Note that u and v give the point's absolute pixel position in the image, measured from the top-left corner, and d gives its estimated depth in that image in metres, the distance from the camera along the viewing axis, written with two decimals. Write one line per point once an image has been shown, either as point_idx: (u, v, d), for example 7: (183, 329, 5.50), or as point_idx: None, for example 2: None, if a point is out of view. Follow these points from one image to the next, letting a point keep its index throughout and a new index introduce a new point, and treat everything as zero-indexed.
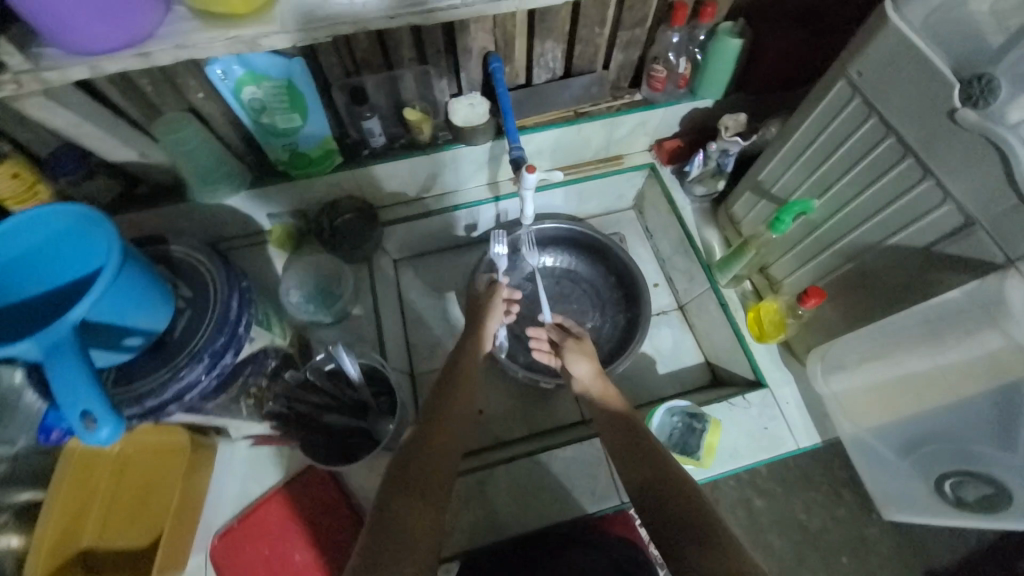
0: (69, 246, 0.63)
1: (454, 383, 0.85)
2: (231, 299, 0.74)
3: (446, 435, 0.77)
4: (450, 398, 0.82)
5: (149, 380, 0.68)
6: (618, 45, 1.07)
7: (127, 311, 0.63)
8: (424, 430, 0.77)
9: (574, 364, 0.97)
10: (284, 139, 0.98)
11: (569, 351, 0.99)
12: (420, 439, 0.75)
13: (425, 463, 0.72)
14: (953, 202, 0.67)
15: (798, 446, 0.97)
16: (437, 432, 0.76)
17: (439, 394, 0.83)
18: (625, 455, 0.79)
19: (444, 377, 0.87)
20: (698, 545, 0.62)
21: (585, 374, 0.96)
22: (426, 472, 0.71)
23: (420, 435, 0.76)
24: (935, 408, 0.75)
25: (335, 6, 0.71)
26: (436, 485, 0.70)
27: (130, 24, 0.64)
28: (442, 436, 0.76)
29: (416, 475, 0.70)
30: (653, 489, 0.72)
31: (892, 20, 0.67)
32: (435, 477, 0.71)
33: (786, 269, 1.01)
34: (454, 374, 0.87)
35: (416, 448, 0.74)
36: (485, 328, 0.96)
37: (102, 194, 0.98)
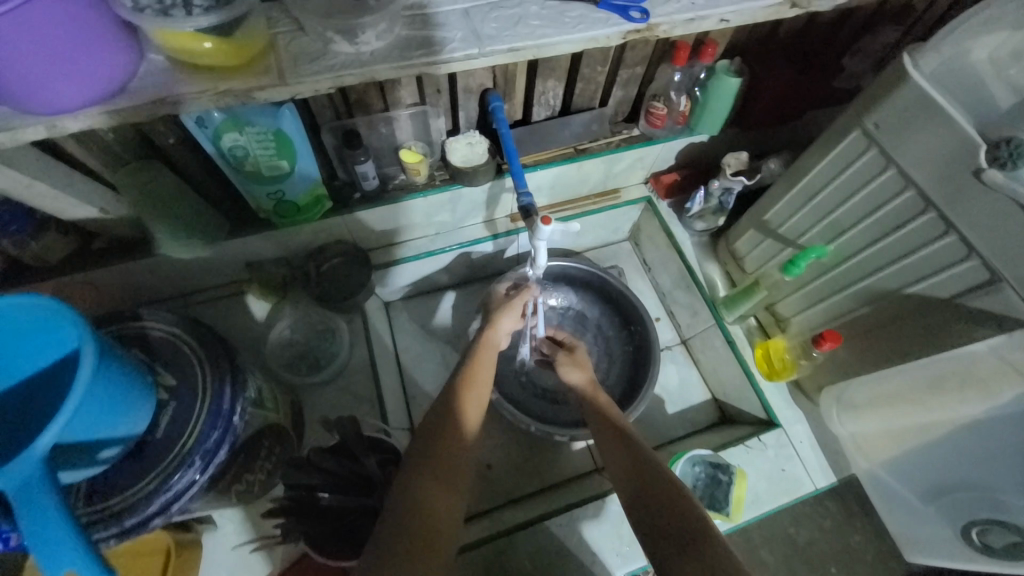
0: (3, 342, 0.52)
1: (466, 379, 0.78)
2: (223, 385, 0.66)
3: (456, 440, 0.70)
4: (460, 399, 0.75)
5: (129, 492, 0.60)
6: (618, 83, 1.03)
7: (104, 422, 0.55)
8: (425, 438, 0.70)
9: (564, 372, 0.90)
10: (268, 189, 0.89)
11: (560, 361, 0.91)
12: (420, 449, 0.69)
13: (440, 468, 0.67)
14: (977, 258, 0.68)
15: (816, 487, 0.97)
16: (445, 435, 0.70)
17: (442, 399, 0.76)
18: (617, 459, 0.74)
19: (458, 372, 0.80)
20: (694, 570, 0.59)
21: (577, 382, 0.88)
22: (426, 489, 0.65)
23: (423, 445, 0.69)
24: (943, 430, 0.79)
25: (337, 54, 0.65)
26: (441, 500, 0.65)
27: (99, 83, 0.56)
28: (451, 442, 0.70)
29: (415, 493, 0.64)
30: (649, 508, 0.67)
31: (913, 77, 0.68)
32: (440, 491, 0.65)
33: (796, 306, 1.01)
34: (467, 366, 0.80)
35: (413, 465, 0.67)
36: (499, 324, 0.90)
37: (54, 253, 0.86)
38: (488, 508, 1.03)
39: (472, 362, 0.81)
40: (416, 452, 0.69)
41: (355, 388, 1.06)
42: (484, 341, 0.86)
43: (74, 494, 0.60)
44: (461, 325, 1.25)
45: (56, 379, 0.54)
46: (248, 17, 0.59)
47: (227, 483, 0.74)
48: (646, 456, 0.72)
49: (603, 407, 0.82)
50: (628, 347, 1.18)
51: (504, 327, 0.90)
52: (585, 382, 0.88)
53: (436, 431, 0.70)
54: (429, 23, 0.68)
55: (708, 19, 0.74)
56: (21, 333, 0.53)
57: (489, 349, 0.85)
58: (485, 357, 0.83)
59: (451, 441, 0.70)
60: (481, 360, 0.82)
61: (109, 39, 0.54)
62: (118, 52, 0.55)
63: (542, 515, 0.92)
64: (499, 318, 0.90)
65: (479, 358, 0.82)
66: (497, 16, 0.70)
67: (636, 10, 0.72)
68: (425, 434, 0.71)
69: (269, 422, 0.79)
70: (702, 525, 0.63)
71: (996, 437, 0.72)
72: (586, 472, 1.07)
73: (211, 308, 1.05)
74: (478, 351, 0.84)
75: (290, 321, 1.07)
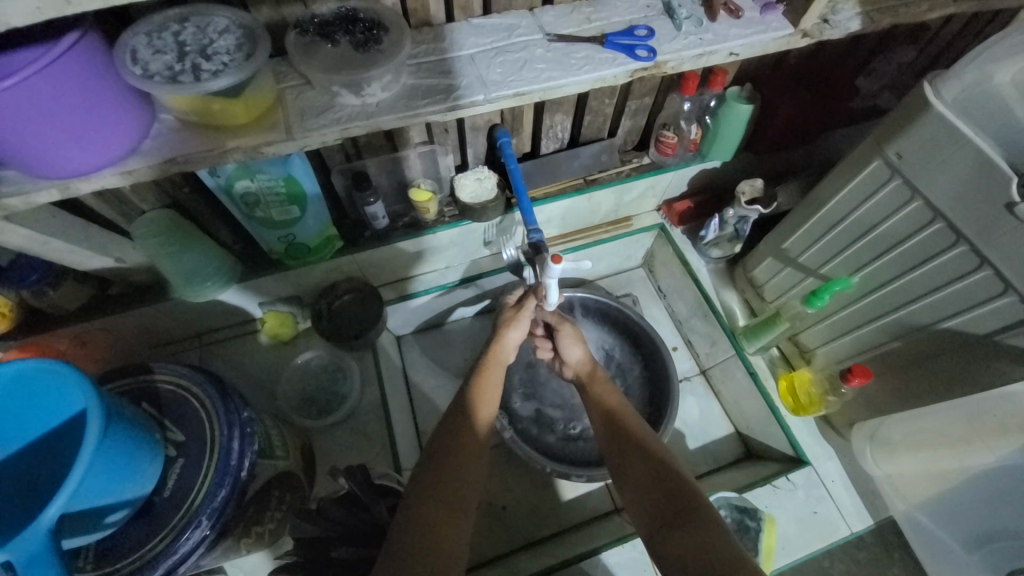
0: (12, 411, 0.53)
1: (475, 395, 0.80)
2: (232, 438, 0.65)
3: (463, 456, 0.71)
4: (470, 418, 0.76)
5: (136, 555, 0.59)
6: (627, 113, 1.00)
7: (111, 486, 0.54)
8: (437, 451, 0.71)
9: (566, 347, 0.93)
10: (280, 234, 0.89)
11: (563, 334, 0.94)
12: (435, 451, 0.71)
13: (447, 486, 0.67)
14: (1015, 293, 0.65)
15: (851, 530, 0.92)
16: (452, 456, 0.71)
17: (446, 422, 0.76)
18: (610, 435, 0.77)
19: (466, 389, 0.81)
20: (685, 542, 0.60)
21: (578, 360, 0.92)
22: (438, 515, 0.64)
23: (434, 454, 0.71)
24: (982, 466, 0.75)
25: (343, 106, 0.66)
26: (448, 526, 0.64)
27: (109, 143, 0.57)
28: (463, 462, 0.70)
29: (421, 514, 0.64)
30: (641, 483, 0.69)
31: (935, 106, 0.65)
32: (445, 513, 0.65)
33: (820, 338, 0.98)
34: (474, 384, 0.82)
35: (423, 490, 0.67)
36: (505, 337, 0.89)
37: (72, 301, 0.87)
38: (504, 553, 0.99)
39: (480, 379, 0.83)
40: (429, 462, 0.70)
41: (366, 428, 1.04)
42: (491, 356, 0.87)
43: (83, 557, 0.60)
44: (474, 360, 1.22)
45: (60, 443, 0.54)
46: (257, 78, 0.60)
47: (236, 537, 0.73)
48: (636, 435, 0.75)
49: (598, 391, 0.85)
50: (646, 379, 1.15)
51: (510, 339, 0.90)
52: (586, 360, 0.92)
53: (445, 453, 0.71)
54: (435, 71, 0.69)
55: (717, 54, 0.73)
56: (32, 397, 0.53)
57: (496, 366, 0.86)
58: (493, 375, 0.84)
59: (462, 456, 0.71)
60: (488, 378, 0.83)
61: (117, 101, 0.55)
62: (127, 112, 0.57)
63: (563, 561, 0.86)
64: (505, 333, 0.90)
65: (486, 375, 0.83)
66: (502, 60, 0.70)
67: (642, 48, 0.71)
68: (432, 455, 0.71)
69: (278, 471, 0.77)
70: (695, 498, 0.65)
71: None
72: (605, 513, 1.03)
73: (223, 348, 1.06)
74: (487, 366, 0.85)
75: (303, 360, 1.07)
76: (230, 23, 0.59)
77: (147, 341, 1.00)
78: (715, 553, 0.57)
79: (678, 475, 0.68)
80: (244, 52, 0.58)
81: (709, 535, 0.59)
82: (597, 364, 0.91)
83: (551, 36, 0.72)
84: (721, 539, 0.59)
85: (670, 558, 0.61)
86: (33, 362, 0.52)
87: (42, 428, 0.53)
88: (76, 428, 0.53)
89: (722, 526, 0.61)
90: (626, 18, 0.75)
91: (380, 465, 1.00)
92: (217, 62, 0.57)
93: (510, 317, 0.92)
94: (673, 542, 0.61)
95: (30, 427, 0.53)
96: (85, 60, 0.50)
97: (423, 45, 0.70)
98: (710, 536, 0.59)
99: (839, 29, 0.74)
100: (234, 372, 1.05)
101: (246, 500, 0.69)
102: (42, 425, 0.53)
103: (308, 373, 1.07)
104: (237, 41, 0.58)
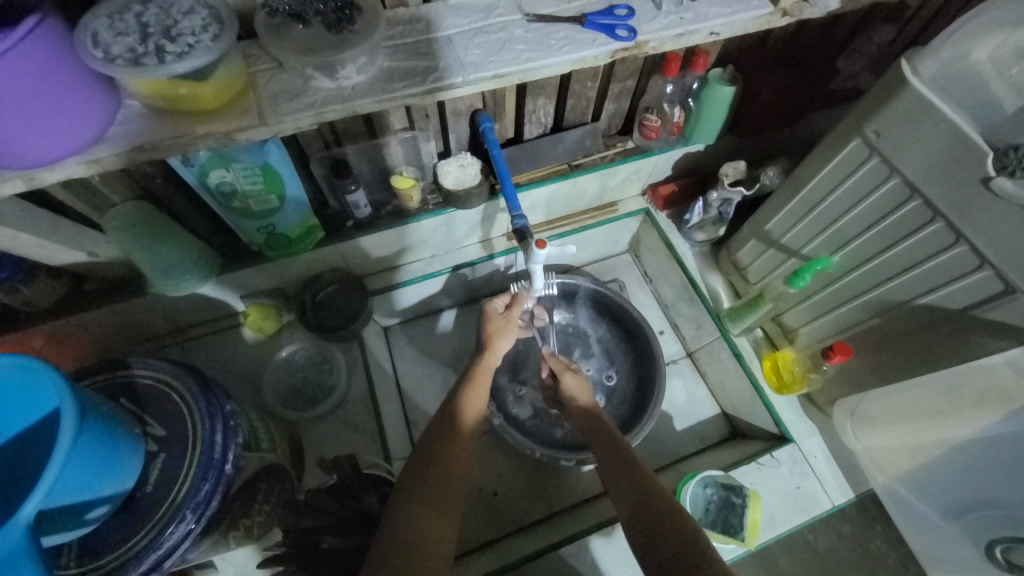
0: None
1: (463, 402, 0.79)
2: (214, 430, 0.64)
3: (452, 457, 0.71)
4: (457, 424, 0.76)
5: (119, 551, 0.58)
6: (610, 96, 0.99)
7: (90, 483, 0.53)
8: (428, 445, 0.73)
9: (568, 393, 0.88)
10: (259, 224, 0.87)
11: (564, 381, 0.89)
12: (420, 454, 0.71)
13: (434, 489, 0.68)
14: (991, 267, 0.66)
15: (833, 504, 0.94)
16: (439, 454, 0.71)
17: (435, 428, 0.75)
18: (614, 471, 0.74)
19: (455, 394, 0.81)
20: None
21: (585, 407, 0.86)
22: (423, 521, 0.64)
23: (422, 453, 0.71)
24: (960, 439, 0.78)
25: (318, 89, 0.64)
26: (435, 530, 0.64)
27: (75, 130, 0.55)
28: (448, 467, 0.70)
29: (410, 514, 0.64)
30: (644, 522, 0.67)
31: (912, 84, 0.65)
32: (431, 511, 0.66)
33: (802, 318, 1.00)
34: (463, 392, 0.81)
35: (412, 484, 0.68)
36: (495, 346, 0.88)
37: (45, 298, 0.84)
38: (495, 538, 1.00)
39: (468, 386, 0.82)
40: (418, 457, 0.71)
41: (355, 419, 1.03)
42: (481, 364, 0.85)
43: (66, 555, 0.59)
44: (462, 349, 1.22)
45: (33, 441, 0.52)
46: (226, 60, 0.59)
47: (223, 531, 0.72)
48: (641, 475, 0.72)
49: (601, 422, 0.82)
50: (634, 364, 1.16)
51: (501, 349, 0.88)
52: (590, 407, 0.86)
53: (434, 456, 0.71)
54: (412, 53, 0.67)
55: (698, 33, 0.73)
56: (2, 396, 0.51)
57: (485, 374, 0.84)
58: (482, 383, 0.83)
59: (451, 450, 0.72)
60: (477, 383, 0.83)
61: (80, 87, 0.53)
62: (91, 99, 0.55)
63: (553, 543, 0.87)
64: (497, 341, 0.88)
65: (476, 383, 0.83)
66: (481, 42, 0.69)
67: (622, 28, 0.71)
68: (420, 459, 0.71)
69: (265, 464, 0.77)
70: (708, 555, 0.61)
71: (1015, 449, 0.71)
72: (592, 496, 1.04)
73: (206, 343, 1.04)
74: (475, 375, 0.83)
75: (288, 353, 1.05)
76: (196, 4, 0.57)
77: (126, 338, 0.97)
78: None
79: (682, 519, 0.65)
80: (211, 34, 0.56)
81: None
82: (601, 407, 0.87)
83: (530, 17, 0.71)
84: None
85: None
86: (2, 359, 0.50)
87: (13, 427, 0.52)
88: (51, 425, 0.52)
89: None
90: None
91: (369, 455, 1.00)
92: (183, 44, 0.55)
93: (500, 326, 0.90)
94: None
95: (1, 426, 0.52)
96: (47, 44, 0.48)
97: (399, 26, 0.69)
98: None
99: (819, 8, 0.74)
100: (217, 367, 1.03)
101: (232, 493, 0.68)
102: (13, 425, 0.52)
103: (294, 365, 1.05)
104: (203, 22, 0.56)
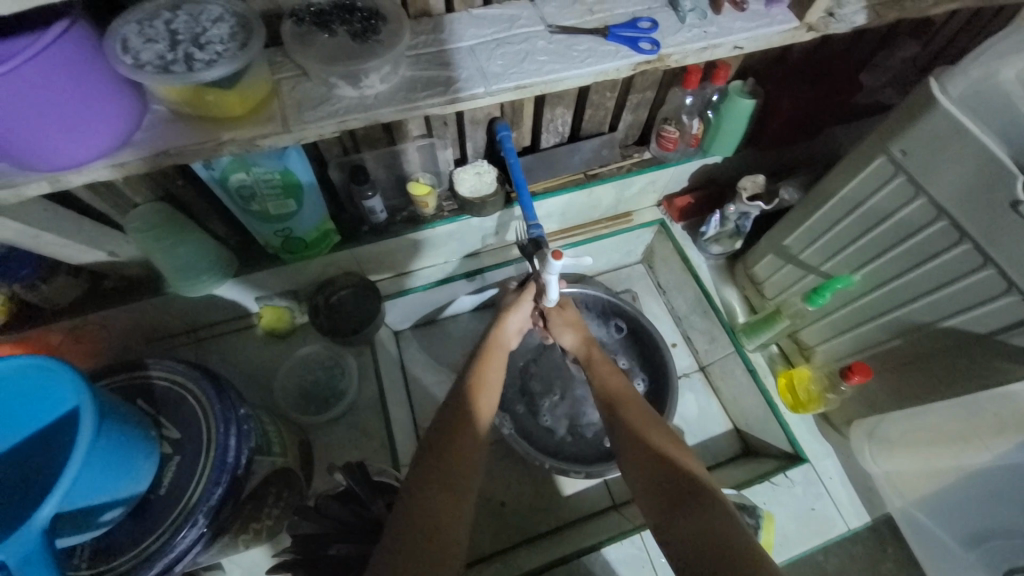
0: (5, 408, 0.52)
1: (476, 379, 0.79)
2: (228, 435, 0.64)
3: (470, 433, 0.71)
4: (473, 402, 0.75)
5: (131, 553, 0.59)
6: (629, 107, 0.98)
7: (105, 484, 0.53)
8: (440, 426, 0.72)
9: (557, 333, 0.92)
10: (276, 227, 0.87)
11: (552, 321, 0.92)
12: (437, 430, 0.71)
13: (447, 463, 0.67)
14: (1018, 292, 0.64)
15: (849, 527, 0.92)
16: (451, 439, 0.70)
17: (446, 409, 0.74)
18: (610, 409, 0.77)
19: (467, 374, 0.80)
20: (688, 519, 0.60)
21: (573, 344, 0.91)
22: (432, 499, 0.64)
23: (438, 428, 0.72)
24: (981, 464, 0.77)
25: (341, 98, 0.65)
26: (449, 509, 0.64)
27: (100, 135, 0.56)
28: (461, 442, 0.70)
29: (425, 498, 0.64)
30: (637, 455, 0.70)
31: (941, 103, 0.64)
32: (446, 498, 0.64)
33: (819, 336, 0.98)
34: (475, 368, 0.81)
35: (426, 459, 0.68)
36: (505, 324, 0.89)
37: (65, 295, 0.85)
38: (503, 549, 0.99)
39: (481, 363, 0.81)
40: (432, 435, 0.71)
41: (365, 425, 1.03)
42: (491, 341, 0.86)
43: (80, 554, 0.59)
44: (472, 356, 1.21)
45: (53, 441, 0.53)
46: (252, 68, 0.59)
47: (233, 534, 0.72)
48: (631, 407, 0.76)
49: (597, 362, 0.86)
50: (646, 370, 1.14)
51: (511, 326, 0.89)
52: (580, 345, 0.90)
53: (444, 437, 0.70)
54: (435, 63, 0.68)
55: (721, 47, 0.72)
56: (25, 395, 0.52)
57: (497, 350, 0.85)
58: (495, 359, 0.83)
59: (464, 432, 0.71)
60: (489, 363, 0.82)
61: (108, 93, 0.54)
62: (119, 103, 0.56)
63: (561, 557, 0.85)
64: (505, 318, 0.89)
65: (488, 359, 0.83)
66: (503, 52, 0.69)
67: (645, 41, 0.70)
68: (432, 442, 0.70)
69: (275, 467, 0.77)
70: (701, 482, 0.64)
71: None
72: (600, 510, 1.03)
73: (219, 343, 1.05)
74: (487, 351, 0.84)
75: (300, 355, 1.06)
76: (224, 11, 0.58)
77: (142, 337, 0.98)
78: (722, 542, 0.56)
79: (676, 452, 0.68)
80: (239, 42, 0.56)
81: (709, 512, 0.60)
82: (594, 345, 0.90)
83: (553, 28, 0.71)
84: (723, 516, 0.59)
85: (671, 535, 0.61)
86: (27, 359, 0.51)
87: (35, 427, 0.53)
88: (71, 425, 0.52)
89: (723, 503, 0.61)
90: (630, 9, 0.73)
91: (378, 462, 0.99)
92: (211, 52, 0.55)
93: (512, 302, 0.91)
94: (675, 520, 0.62)
95: (22, 425, 0.52)
96: (79, 52, 0.49)
97: (422, 36, 0.69)
98: (715, 520, 0.59)
99: (845, 24, 0.73)
100: (229, 368, 1.04)
101: (243, 496, 0.69)
102: (35, 424, 0.53)
103: (305, 368, 1.05)
104: (230, 30, 0.57)
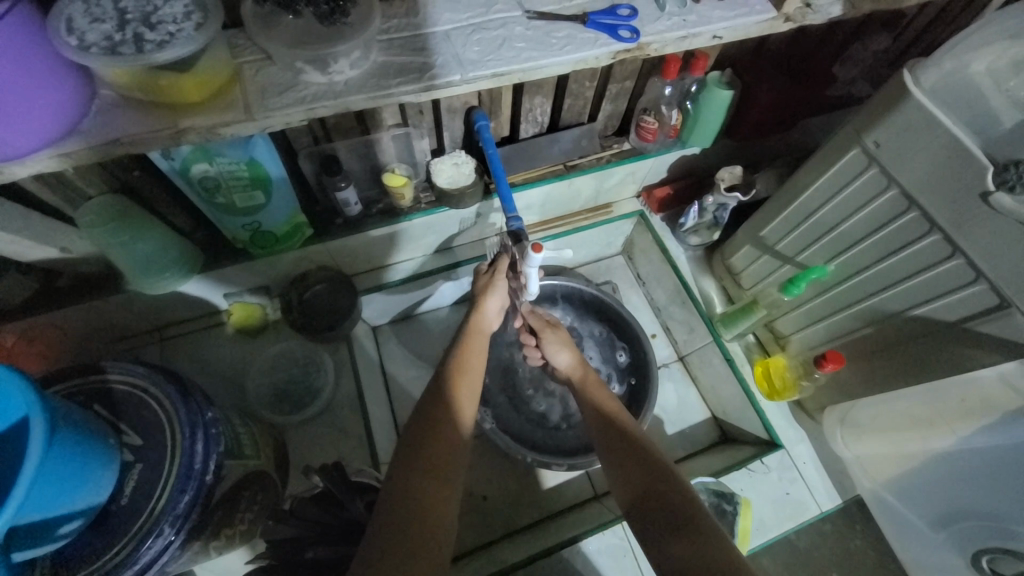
0: None
1: (455, 366, 0.77)
2: (195, 440, 0.61)
3: (451, 427, 0.69)
4: (453, 395, 0.73)
5: (93, 566, 0.56)
6: (608, 97, 0.97)
7: (61, 495, 0.50)
8: (417, 425, 0.69)
9: (551, 353, 0.89)
10: (244, 220, 0.83)
11: (546, 340, 0.90)
12: (414, 431, 0.68)
13: (424, 462, 0.65)
14: (985, 281, 0.66)
15: (821, 510, 0.95)
16: (433, 435, 0.67)
17: (424, 401, 0.72)
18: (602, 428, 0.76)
19: (446, 361, 0.78)
20: (685, 545, 0.59)
21: (568, 366, 0.88)
22: (420, 494, 0.62)
23: (414, 429, 0.69)
24: (945, 447, 0.78)
25: (308, 84, 0.62)
26: (437, 503, 0.63)
27: (45, 122, 0.52)
28: (441, 434, 0.68)
29: (405, 496, 0.61)
30: (629, 479, 0.69)
31: (913, 95, 0.65)
32: (434, 490, 0.63)
33: (794, 325, 1.00)
34: (455, 356, 0.78)
35: (404, 459, 0.65)
36: (484, 307, 0.86)
37: (15, 295, 0.80)
38: (485, 544, 0.99)
39: (460, 352, 0.79)
40: (407, 435, 0.68)
41: (344, 423, 1.00)
42: (471, 326, 0.84)
43: (36, 570, 0.56)
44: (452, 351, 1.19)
45: None
46: (211, 50, 0.55)
47: (205, 540, 0.69)
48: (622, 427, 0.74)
49: (589, 383, 0.84)
50: (625, 346, 1.15)
51: (489, 307, 0.86)
52: (574, 367, 0.88)
53: (422, 434, 0.68)
54: (408, 48, 0.65)
55: (701, 36, 0.71)
56: None
57: (476, 334, 0.83)
58: (476, 343, 0.82)
59: (442, 429, 0.68)
60: (469, 349, 0.80)
61: (52, 77, 0.50)
62: (64, 88, 0.51)
63: (545, 550, 0.85)
64: (485, 300, 0.87)
65: (468, 346, 0.80)
66: (479, 38, 0.67)
67: (625, 29, 0.69)
68: (412, 430, 0.69)
69: (248, 470, 0.74)
70: (694, 506, 0.64)
71: (999, 460, 0.72)
72: (582, 502, 1.04)
73: (187, 342, 1.00)
74: (466, 339, 0.82)
75: (274, 353, 1.02)
76: None
77: (103, 337, 0.93)
78: (716, 560, 0.56)
79: (670, 475, 0.67)
80: (194, 22, 0.52)
81: (706, 537, 0.59)
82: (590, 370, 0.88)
83: (530, 14, 0.69)
84: (721, 541, 0.58)
85: (666, 562, 0.59)
86: None
87: None
88: (19, 436, 0.49)
89: (717, 528, 0.60)
90: None
91: (357, 461, 0.97)
92: (163, 33, 0.51)
93: (487, 282, 0.88)
94: (671, 546, 0.60)
95: None
96: (17, 32, 0.45)
97: (394, 20, 0.66)
98: (712, 545, 0.58)
99: (821, 14, 0.73)
100: (197, 368, 1.00)
101: (214, 503, 0.66)
102: None
103: (280, 367, 1.02)
104: (186, 9, 0.53)
